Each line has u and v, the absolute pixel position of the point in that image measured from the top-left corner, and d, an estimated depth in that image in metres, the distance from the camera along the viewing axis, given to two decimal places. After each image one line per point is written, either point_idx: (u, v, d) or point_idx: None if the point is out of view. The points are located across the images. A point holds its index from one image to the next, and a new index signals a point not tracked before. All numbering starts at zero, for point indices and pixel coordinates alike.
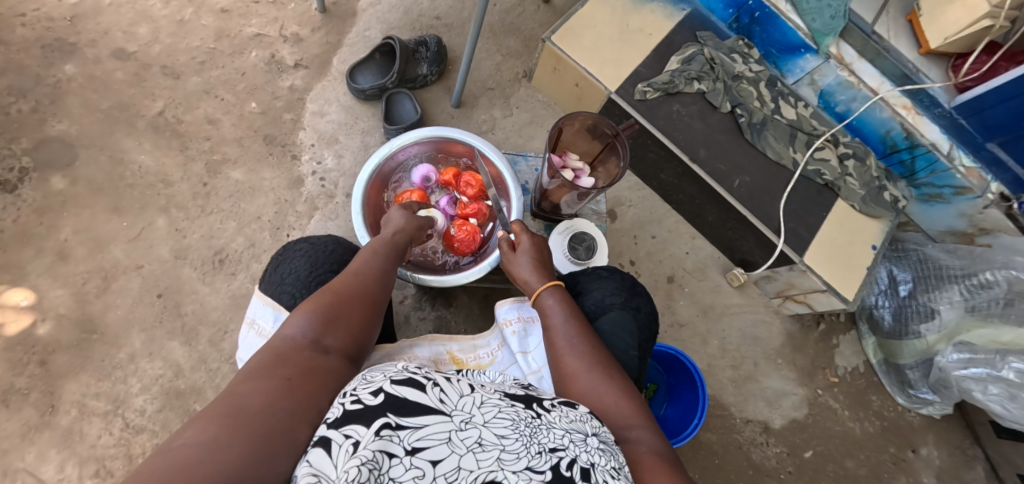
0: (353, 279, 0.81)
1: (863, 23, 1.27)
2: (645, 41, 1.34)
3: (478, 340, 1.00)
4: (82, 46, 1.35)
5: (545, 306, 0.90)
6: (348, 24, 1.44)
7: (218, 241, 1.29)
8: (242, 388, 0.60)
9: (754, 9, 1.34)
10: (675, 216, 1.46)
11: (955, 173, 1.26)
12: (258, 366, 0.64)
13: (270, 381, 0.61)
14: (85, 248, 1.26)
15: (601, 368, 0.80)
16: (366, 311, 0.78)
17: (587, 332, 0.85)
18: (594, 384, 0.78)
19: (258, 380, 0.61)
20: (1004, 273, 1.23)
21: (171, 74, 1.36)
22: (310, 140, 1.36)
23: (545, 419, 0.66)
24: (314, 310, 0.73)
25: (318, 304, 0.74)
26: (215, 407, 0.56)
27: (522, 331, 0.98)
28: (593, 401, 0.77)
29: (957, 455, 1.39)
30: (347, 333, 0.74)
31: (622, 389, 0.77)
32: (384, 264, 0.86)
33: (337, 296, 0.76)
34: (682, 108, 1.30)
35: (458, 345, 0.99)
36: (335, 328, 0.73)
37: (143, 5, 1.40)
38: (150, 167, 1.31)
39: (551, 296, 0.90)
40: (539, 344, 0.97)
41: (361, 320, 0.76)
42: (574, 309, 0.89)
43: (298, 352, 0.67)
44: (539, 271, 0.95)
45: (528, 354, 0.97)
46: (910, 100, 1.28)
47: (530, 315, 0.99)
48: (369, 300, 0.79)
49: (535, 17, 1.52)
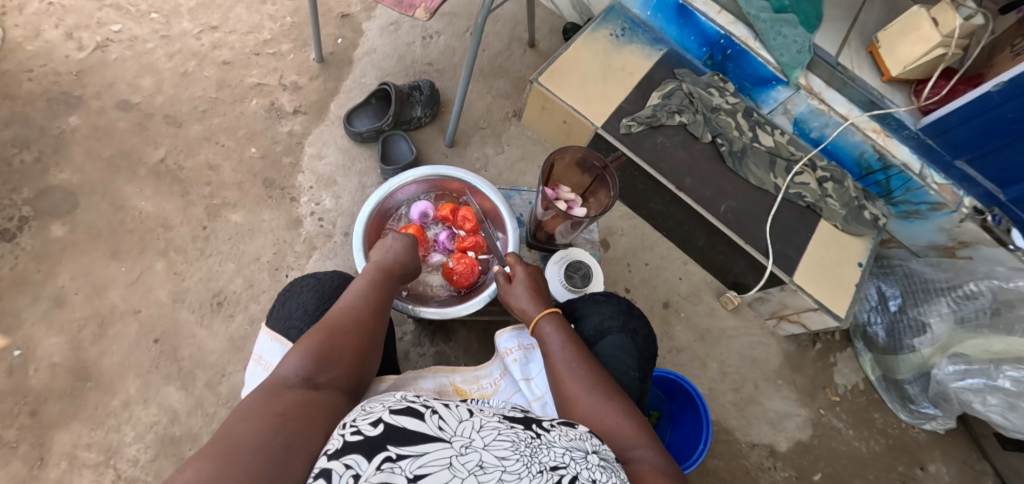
0: (345, 313, 0.80)
1: (827, 55, 1.35)
2: (628, 79, 1.42)
3: (480, 371, 1.00)
4: (87, 99, 1.40)
5: (544, 334, 0.91)
6: (345, 71, 1.52)
7: (216, 283, 1.30)
8: (241, 424, 0.60)
9: (726, 47, 1.43)
10: (666, 242, 1.50)
11: (928, 190, 1.33)
12: (251, 403, 0.64)
13: (267, 417, 0.61)
14: (82, 294, 1.26)
15: (603, 389, 0.81)
16: (360, 347, 0.77)
17: (586, 356, 0.86)
18: (595, 407, 0.79)
19: (255, 415, 0.61)
20: (986, 283, 1.26)
21: (173, 123, 1.41)
22: (309, 182, 1.40)
23: (545, 439, 0.67)
24: (311, 347, 0.74)
25: (310, 342, 0.74)
26: (214, 442, 0.57)
27: (523, 359, 0.98)
28: (595, 423, 0.77)
29: (966, 471, 1.38)
30: (338, 370, 0.74)
31: (624, 410, 0.78)
32: (380, 297, 0.86)
33: (330, 332, 0.76)
34: (667, 140, 1.36)
35: (461, 376, 0.99)
36: (328, 365, 0.73)
37: (147, 59, 1.46)
38: (150, 213, 1.33)
39: (550, 324, 0.91)
40: (541, 370, 0.97)
41: (352, 357, 0.76)
42: (573, 335, 0.90)
43: (291, 390, 0.68)
44: (536, 299, 0.97)
45: (530, 381, 0.97)
46: (879, 124, 1.35)
47: (530, 343, 1.00)
48: (359, 335, 0.78)
49: (522, 60, 1.60)
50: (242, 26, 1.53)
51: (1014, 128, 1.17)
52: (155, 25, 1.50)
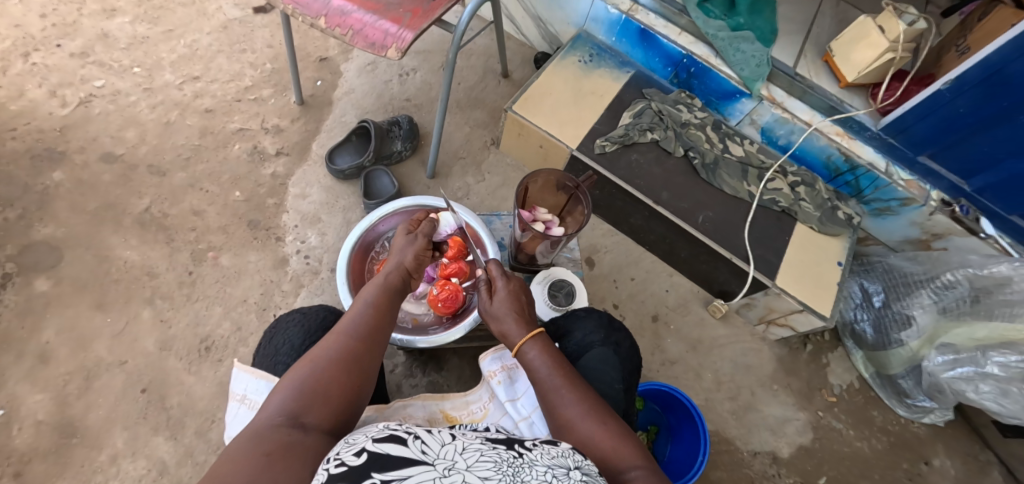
0: (338, 340, 0.78)
1: (785, 67, 1.43)
2: (599, 102, 1.47)
3: (469, 396, 0.95)
4: (70, 154, 1.42)
5: (530, 360, 0.87)
6: (325, 112, 1.56)
7: (204, 328, 1.29)
8: (224, 472, 0.61)
9: (689, 66, 1.48)
10: (649, 256, 1.52)
11: (897, 186, 1.37)
12: (236, 444, 0.65)
13: (249, 466, 0.62)
14: (67, 349, 1.24)
15: (596, 413, 0.80)
16: (354, 375, 0.76)
17: (577, 378, 0.85)
18: (592, 432, 0.78)
19: (238, 460, 0.62)
20: (962, 273, 1.28)
21: (157, 172, 1.43)
22: (294, 221, 1.41)
23: (527, 458, 0.68)
24: (300, 379, 0.73)
25: (298, 375, 0.74)
26: None
27: (508, 380, 0.95)
28: (593, 449, 0.77)
29: (969, 462, 1.38)
30: (327, 405, 0.72)
31: (619, 433, 0.77)
32: (376, 321, 0.83)
33: (320, 364, 0.75)
34: (640, 157, 1.41)
35: (450, 402, 0.95)
36: (319, 397, 0.72)
37: (130, 112, 1.50)
38: (136, 262, 1.33)
39: (535, 348, 0.88)
40: (528, 390, 0.94)
41: (342, 390, 0.74)
42: (559, 356, 0.87)
43: (278, 427, 0.68)
44: (519, 320, 0.93)
45: (516, 401, 0.93)
46: (842, 128, 1.41)
47: (514, 362, 0.96)
48: (351, 367, 0.76)
49: (496, 90, 1.66)
50: (223, 74, 1.58)
51: (966, 123, 1.23)
52: (137, 79, 1.54)
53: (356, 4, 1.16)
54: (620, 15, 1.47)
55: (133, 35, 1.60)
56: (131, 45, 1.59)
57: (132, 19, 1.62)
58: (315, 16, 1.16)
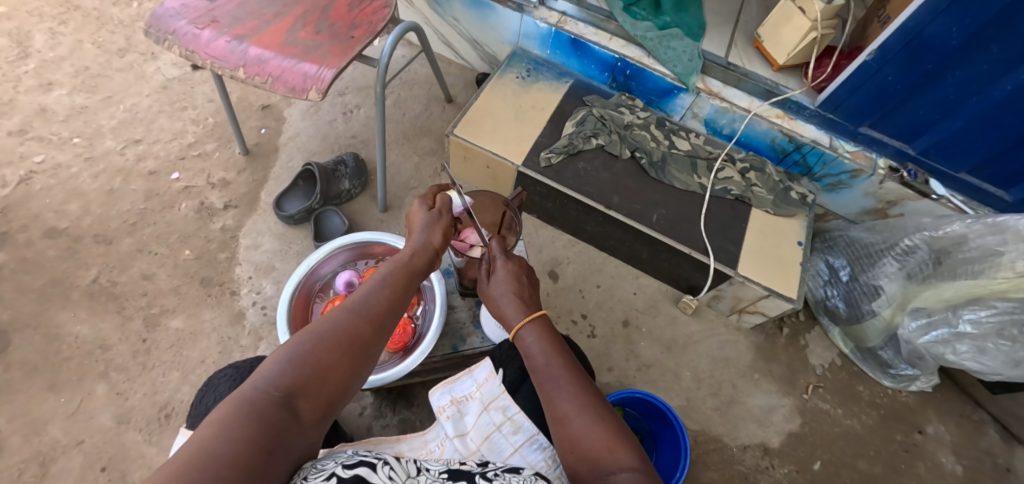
0: (349, 318, 0.75)
1: (717, 58, 1.44)
2: (540, 115, 1.48)
3: (426, 434, 0.91)
4: (13, 233, 1.40)
5: (526, 346, 0.82)
6: (271, 159, 1.55)
7: (161, 396, 1.25)
8: (216, 450, 0.58)
9: (624, 69, 1.49)
10: (613, 262, 1.51)
11: (844, 159, 1.38)
12: (231, 414, 0.63)
13: (243, 451, 0.59)
14: (19, 436, 1.19)
15: (593, 409, 0.74)
16: (356, 360, 0.73)
17: (575, 368, 0.79)
18: (585, 427, 0.72)
19: (235, 437, 0.60)
20: (920, 237, 1.27)
21: (104, 241, 1.40)
22: (248, 273, 1.39)
23: None
24: (301, 354, 0.70)
25: (300, 351, 0.70)
26: (189, 458, 0.56)
27: (457, 414, 0.92)
28: (585, 448, 0.71)
29: (964, 424, 1.35)
30: (324, 392, 0.70)
31: (614, 432, 0.72)
32: (391, 302, 0.80)
33: (327, 343, 0.72)
34: (587, 164, 1.40)
35: (408, 444, 0.89)
36: (320, 378, 0.70)
37: (73, 184, 1.48)
38: (87, 336, 1.29)
39: (534, 333, 0.82)
40: (476, 423, 0.90)
41: (341, 379, 0.72)
42: (559, 344, 0.81)
43: (275, 406, 0.65)
44: (518, 302, 0.85)
45: (465, 435, 0.90)
46: (781, 110, 1.42)
47: (464, 395, 0.94)
48: (356, 353, 0.73)
49: (442, 116, 1.67)
50: (165, 134, 1.57)
51: (897, 89, 1.25)
52: (78, 149, 1.53)
53: (273, 50, 1.17)
54: (549, 28, 1.49)
55: (72, 106, 1.59)
56: (70, 117, 1.58)
57: (69, 91, 1.62)
58: (233, 67, 1.16)
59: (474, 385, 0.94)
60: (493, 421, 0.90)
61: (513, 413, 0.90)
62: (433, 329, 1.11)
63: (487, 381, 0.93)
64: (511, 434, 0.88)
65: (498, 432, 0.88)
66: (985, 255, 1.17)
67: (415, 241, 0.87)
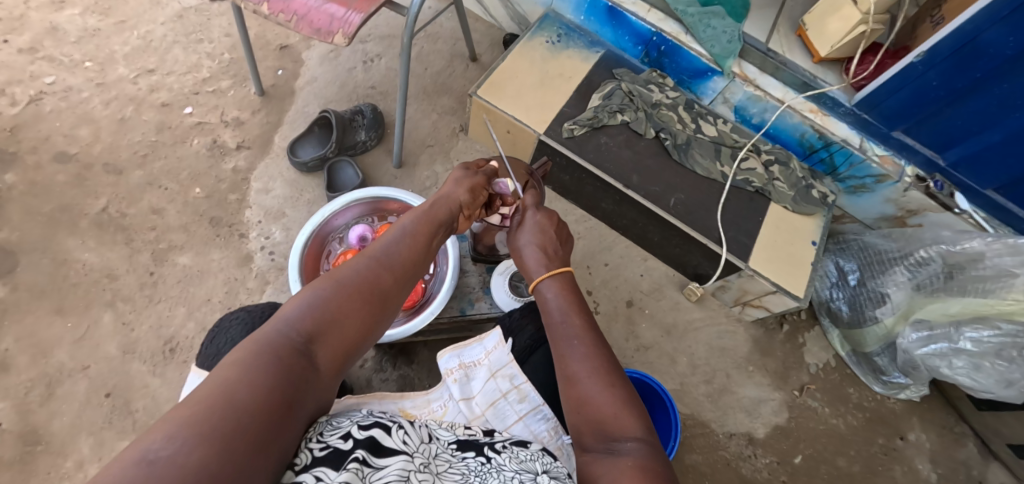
0: (369, 268, 0.76)
1: (757, 43, 1.38)
2: (566, 84, 1.43)
3: (431, 393, 0.90)
4: (23, 154, 1.38)
5: (546, 301, 0.81)
6: (287, 103, 1.51)
7: (167, 329, 1.26)
8: (239, 389, 0.57)
9: (659, 44, 1.44)
10: (623, 241, 1.51)
11: (871, 163, 1.36)
12: (249, 355, 0.61)
13: (265, 392, 0.58)
14: (27, 356, 1.21)
15: (603, 374, 0.71)
16: (375, 309, 0.74)
17: (593, 331, 0.77)
18: (595, 392, 0.70)
19: (253, 378, 0.58)
20: (936, 249, 1.26)
21: (114, 170, 1.38)
22: (257, 217, 1.38)
23: (494, 463, 0.69)
24: (319, 299, 0.70)
25: (319, 296, 0.70)
26: (208, 398, 0.55)
27: (464, 378, 0.93)
28: (592, 411, 0.69)
29: (945, 435, 1.39)
30: (343, 338, 0.70)
31: (624, 399, 0.69)
32: (410, 254, 0.81)
33: (347, 291, 0.72)
34: (610, 139, 1.37)
35: (411, 400, 0.88)
36: (338, 325, 0.69)
37: (84, 109, 1.44)
38: (95, 264, 1.30)
39: (553, 289, 0.82)
40: (483, 389, 0.92)
41: (360, 328, 0.71)
42: (579, 304, 0.80)
43: (293, 350, 0.64)
44: (542, 254, 0.85)
45: (471, 399, 0.91)
46: (815, 104, 1.38)
47: (472, 360, 0.95)
48: (375, 301, 0.74)
49: (465, 74, 1.61)
50: (180, 66, 1.52)
51: (938, 95, 1.21)
52: (89, 74, 1.48)
53: None
54: None
55: (84, 28, 1.54)
56: (81, 38, 1.52)
57: (82, 11, 1.56)
58: (257, 2, 1.11)
59: (483, 352, 0.95)
60: (499, 388, 0.91)
61: (520, 382, 0.91)
62: (443, 292, 1.11)
63: (496, 349, 0.94)
64: (516, 402, 0.90)
65: (504, 399, 0.89)
66: (999, 275, 1.17)
67: (439, 198, 0.90)
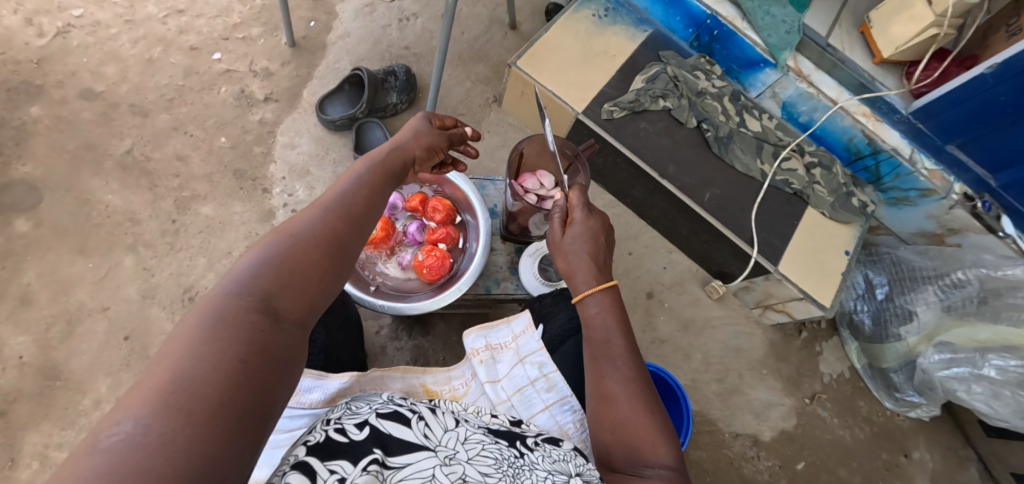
0: (322, 216, 0.64)
1: (817, 37, 1.31)
2: (609, 63, 1.37)
3: (452, 371, 0.88)
4: (48, 88, 1.35)
5: (590, 315, 0.77)
6: (318, 56, 1.46)
7: (187, 278, 1.26)
8: (184, 364, 0.46)
9: (712, 28, 1.38)
10: (649, 231, 1.48)
11: (919, 176, 1.30)
12: (197, 323, 0.50)
13: (219, 362, 0.47)
14: (49, 292, 1.22)
15: (642, 398, 0.70)
16: (338, 256, 0.63)
17: (635, 352, 0.74)
18: (631, 415, 0.69)
19: (202, 349, 0.47)
20: (975, 272, 1.23)
21: (139, 112, 1.36)
22: (281, 173, 1.35)
23: (528, 459, 0.66)
24: (270, 253, 0.58)
25: (271, 250, 0.58)
26: (153, 382, 0.45)
27: (491, 359, 0.89)
28: (625, 433, 0.68)
29: (949, 457, 1.38)
30: (308, 287, 0.59)
31: (661, 427, 0.68)
32: (367, 198, 0.70)
33: (304, 239, 0.61)
34: (650, 125, 1.32)
35: (433, 376, 0.87)
36: (298, 276, 0.58)
37: (111, 45, 1.40)
38: (118, 207, 1.29)
39: (600, 304, 0.77)
40: (509, 372, 0.88)
41: (322, 278, 0.60)
42: (625, 321, 0.77)
43: (250, 310, 0.53)
44: (593, 263, 0.79)
45: (497, 382, 0.88)
46: (869, 108, 1.31)
47: (499, 342, 0.90)
48: (336, 247, 0.63)
49: (503, 42, 1.55)
50: (210, 9, 1.47)
51: (1005, 112, 1.13)
52: (118, 9, 1.44)
53: None
54: None
55: None
56: None
57: None
58: None
59: (511, 336, 0.90)
60: (527, 375, 0.88)
61: (549, 371, 0.88)
62: (472, 271, 1.08)
63: (525, 334, 0.90)
64: (544, 390, 0.87)
65: (531, 387, 0.86)
66: None
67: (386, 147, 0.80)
